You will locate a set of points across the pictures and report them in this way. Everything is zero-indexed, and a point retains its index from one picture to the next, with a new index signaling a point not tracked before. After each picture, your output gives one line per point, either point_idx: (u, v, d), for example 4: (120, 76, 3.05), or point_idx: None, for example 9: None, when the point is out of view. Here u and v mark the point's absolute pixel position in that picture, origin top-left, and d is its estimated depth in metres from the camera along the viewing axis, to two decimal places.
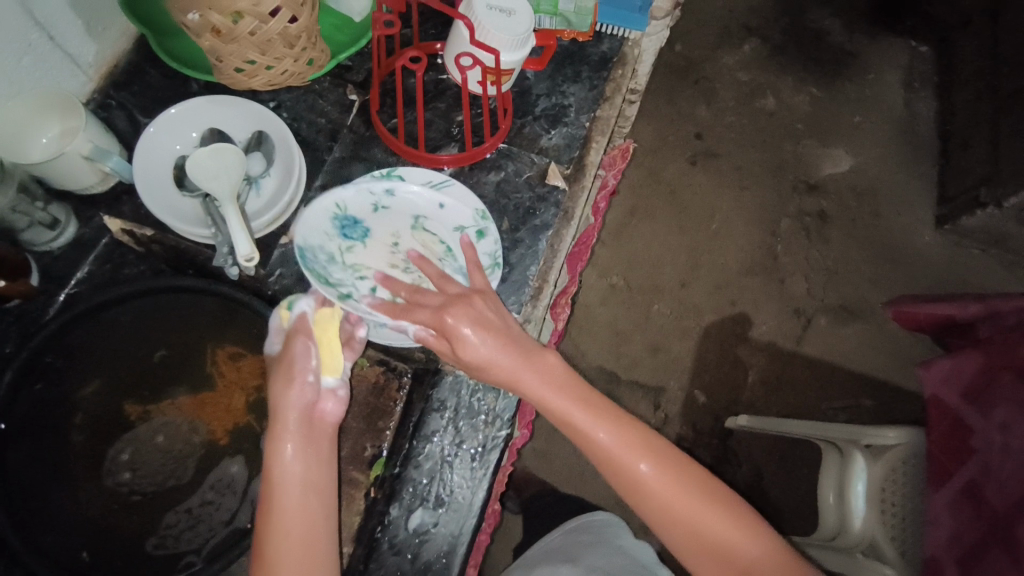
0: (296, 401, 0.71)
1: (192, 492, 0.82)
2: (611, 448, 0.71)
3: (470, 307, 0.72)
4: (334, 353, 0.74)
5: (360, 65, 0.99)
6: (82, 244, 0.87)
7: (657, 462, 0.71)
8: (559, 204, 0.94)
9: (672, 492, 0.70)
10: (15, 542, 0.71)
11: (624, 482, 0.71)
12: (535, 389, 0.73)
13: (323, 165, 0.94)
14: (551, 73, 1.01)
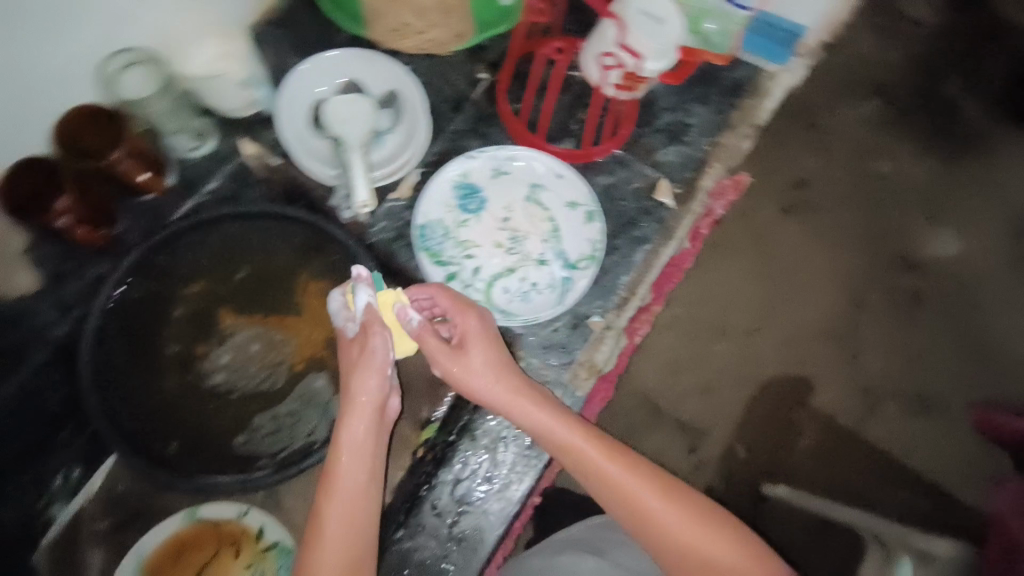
0: (376, 399, 0.68)
1: (279, 400, 0.87)
2: (612, 482, 0.65)
3: (481, 329, 0.73)
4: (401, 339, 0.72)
5: (497, 46, 0.97)
6: (218, 158, 0.92)
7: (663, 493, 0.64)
8: (662, 221, 0.93)
9: (684, 527, 0.62)
10: (92, 405, 0.82)
11: (630, 519, 0.63)
12: (534, 418, 0.70)
13: (442, 136, 0.96)
14: (682, 89, 0.98)
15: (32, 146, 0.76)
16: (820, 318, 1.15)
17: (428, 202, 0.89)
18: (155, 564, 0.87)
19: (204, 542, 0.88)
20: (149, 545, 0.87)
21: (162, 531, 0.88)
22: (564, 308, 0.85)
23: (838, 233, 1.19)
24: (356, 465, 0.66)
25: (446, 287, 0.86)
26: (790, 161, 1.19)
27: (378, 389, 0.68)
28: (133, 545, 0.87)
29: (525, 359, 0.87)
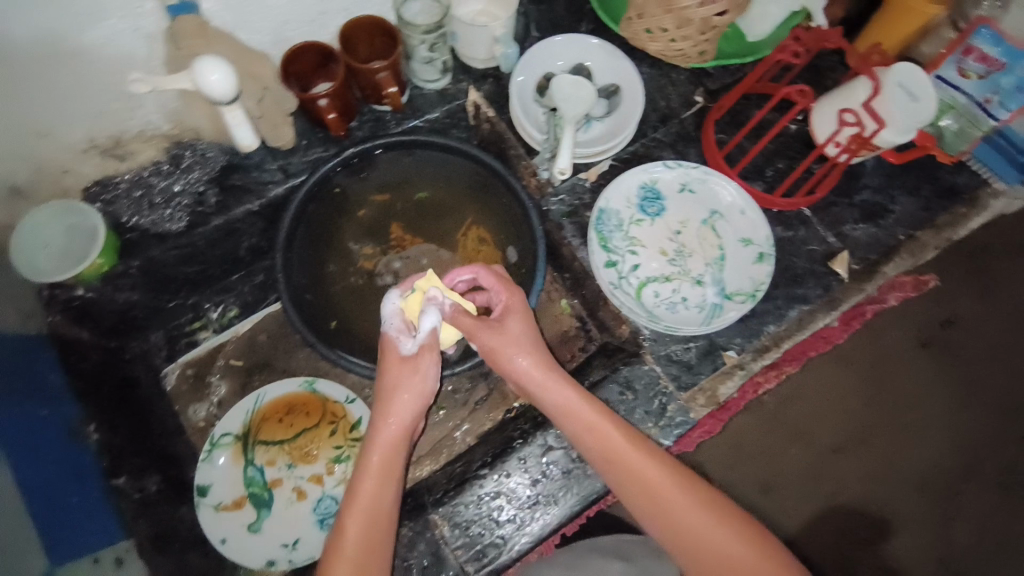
0: (413, 414, 0.71)
1: None
2: (625, 460, 0.69)
3: (524, 308, 0.77)
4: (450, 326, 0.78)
5: (720, 76, 1.01)
6: (445, 96, 1.02)
7: (675, 477, 0.68)
8: (831, 289, 0.91)
9: (689, 512, 0.65)
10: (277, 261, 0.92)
11: (637, 495, 0.67)
12: (554, 392, 0.73)
13: (641, 139, 0.99)
14: (890, 175, 0.99)
15: (322, 36, 0.93)
16: (920, 465, 1.16)
17: (614, 190, 0.94)
18: (266, 414, 0.94)
19: (313, 411, 0.94)
20: (267, 394, 0.94)
21: (281, 387, 0.95)
22: (707, 330, 0.86)
23: (977, 385, 1.20)
24: (381, 462, 0.68)
25: (603, 271, 0.90)
26: (947, 300, 1.22)
27: (415, 402, 0.72)
28: (255, 389, 0.94)
29: (650, 365, 0.88)
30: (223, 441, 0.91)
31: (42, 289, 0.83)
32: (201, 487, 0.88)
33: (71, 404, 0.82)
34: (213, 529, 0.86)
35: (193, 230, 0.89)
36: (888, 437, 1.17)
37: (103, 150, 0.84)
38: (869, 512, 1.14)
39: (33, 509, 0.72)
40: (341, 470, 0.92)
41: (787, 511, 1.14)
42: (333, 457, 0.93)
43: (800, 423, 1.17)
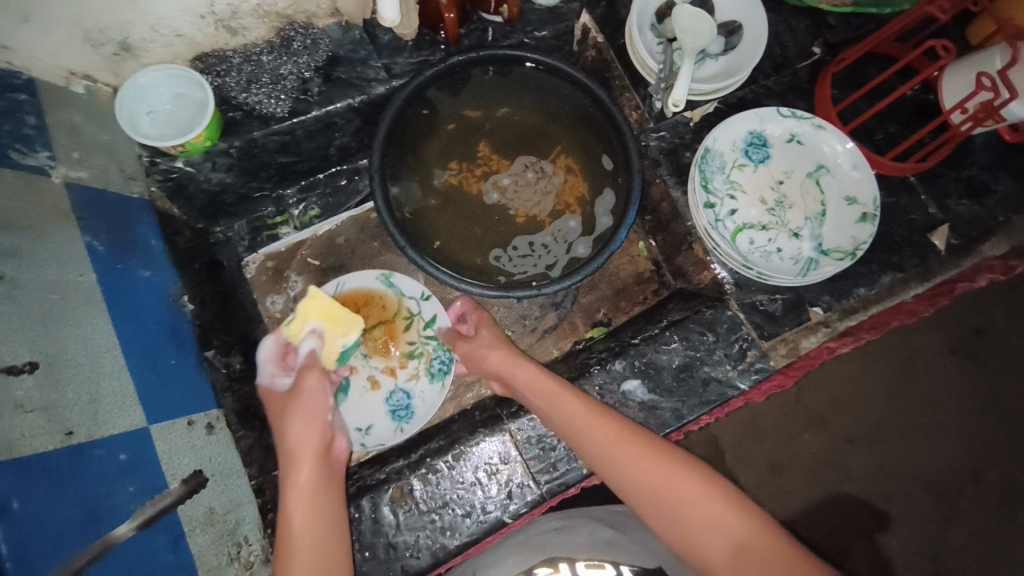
0: (316, 433, 0.74)
1: (541, 229, 1.01)
2: (586, 429, 0.74)
3: (490, 320, 0.90)
4: (336, 316, 0.81)
5: (842, 29, 0.97)
6: (555, 14, 0.97)
7: (638, 442, 0.71)
8: (927, 261, 0.91)
9: (650, 463, 0.68)
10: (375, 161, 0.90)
11: (605, 464, 0.71)
12: (525, 374, 0.80)
13: (750, 85, 0.96)
14: (1000, 154, 0.97)
15: None
16: (929, 466, 1.18)
17: (722, 130, 0.91)
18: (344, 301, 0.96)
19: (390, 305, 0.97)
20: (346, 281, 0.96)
21: (361, 277, 0.97)
22: (803, 281, 0.85)
23: (995, 397, 1.21)
24: (297, 493, 0.69)
25: (702, 211, 0.88)
26: (981, 309, 1.22)
27: (308, 423, 0.74)
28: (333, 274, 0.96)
29: (736, 311, 0.88)
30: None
31: (143, 155, 0.81)
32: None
33: (169, 271, 0.81)
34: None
35: (295, 118, 0.87)
36: (902, 433, 1.18)
37: (219, 20, 0.80)
38: (874, 503, 1.17)
39: (132, 364, 0.69)
40: (414, 365, 0.95)
41: (792, 490, 1.17)
42: (407, 351, 0.95)
43: (817, 409, 1.18)
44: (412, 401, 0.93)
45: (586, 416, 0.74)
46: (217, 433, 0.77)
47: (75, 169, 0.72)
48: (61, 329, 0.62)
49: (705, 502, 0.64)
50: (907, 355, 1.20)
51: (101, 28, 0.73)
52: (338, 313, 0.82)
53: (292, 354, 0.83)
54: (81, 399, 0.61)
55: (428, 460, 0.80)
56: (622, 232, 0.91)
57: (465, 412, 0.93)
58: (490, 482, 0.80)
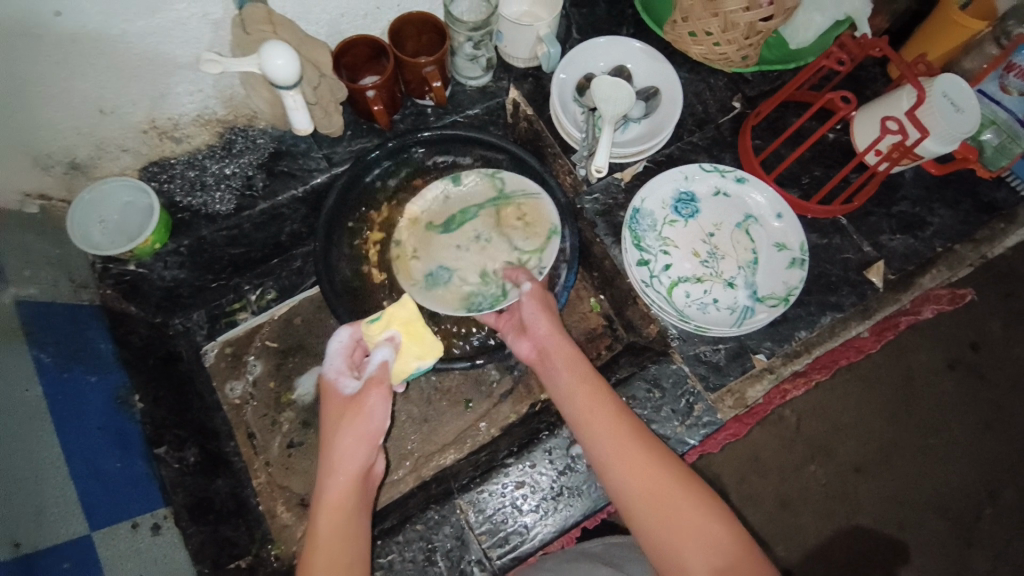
0: (361, 460, 0.66)
1: None
2: (614, 428, 0.67)
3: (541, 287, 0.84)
4: (421, 335, 0.76)
5: (759, 83, 1.01)
6: (486, 93, 1.03)
7: (670, 468, 0.65)
8: (865, 298, 0.92)
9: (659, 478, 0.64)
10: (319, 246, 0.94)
11: (629, 469, 0.65)
12: (564, 358, 0.74)
13: (677, 142, 1.00)
14: (932, 186, 0.98)
15: (373, 30, 0.94)
16: (936, 492, 1.14)
17: (650, 190, 0.95)
18: (527, 204, 0.98)
19: (533, 241, 0.96)
20: (528, 201, 0.98)
21: (546, 211, 0.96)
22: (739, 331, 0.86)
23: (1001, 412, 1.17)
24: (333, 516, 0.63)
25: (636, 268, 0.90)
26: (972, 323, 1.20)
27: (362, 449, 0.67)
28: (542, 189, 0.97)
29: (680, 363, 0.89)
30: (497, 182, 1.00)
31: (95, 262, 0.86)
32: (457, 177, 1.00)
33: (118, 373, 0.83)
34: (429, 195, 1.00)
35: (241, 213, 0.92)
36: (911, 457, 1.15)
37: (162, 132, 0.86)
38: (890, 534, 1.12)
39: (74, 472, 0.71)
40: (469, 280, 0.95)
41: (805, 529, 1.13)
42: (483, 270, 0.96)
43: (819, 440, 1.16)
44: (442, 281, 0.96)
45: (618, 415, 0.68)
46: (164, 534, 0.77)
47: (25, 286, 0.77)
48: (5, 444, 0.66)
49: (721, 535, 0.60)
50: (902, 377, 1.18)
51: (51, 153, 0.80)
52: (419, 329, 0.77)
53: (360, 353, 0.76)
54: (27, 510, 0.65)
55: (376, 548, 0.78)
56: (563, 294, 0.93)
57: (422, 487, 0.92)
58: (441, 561, 0.79)
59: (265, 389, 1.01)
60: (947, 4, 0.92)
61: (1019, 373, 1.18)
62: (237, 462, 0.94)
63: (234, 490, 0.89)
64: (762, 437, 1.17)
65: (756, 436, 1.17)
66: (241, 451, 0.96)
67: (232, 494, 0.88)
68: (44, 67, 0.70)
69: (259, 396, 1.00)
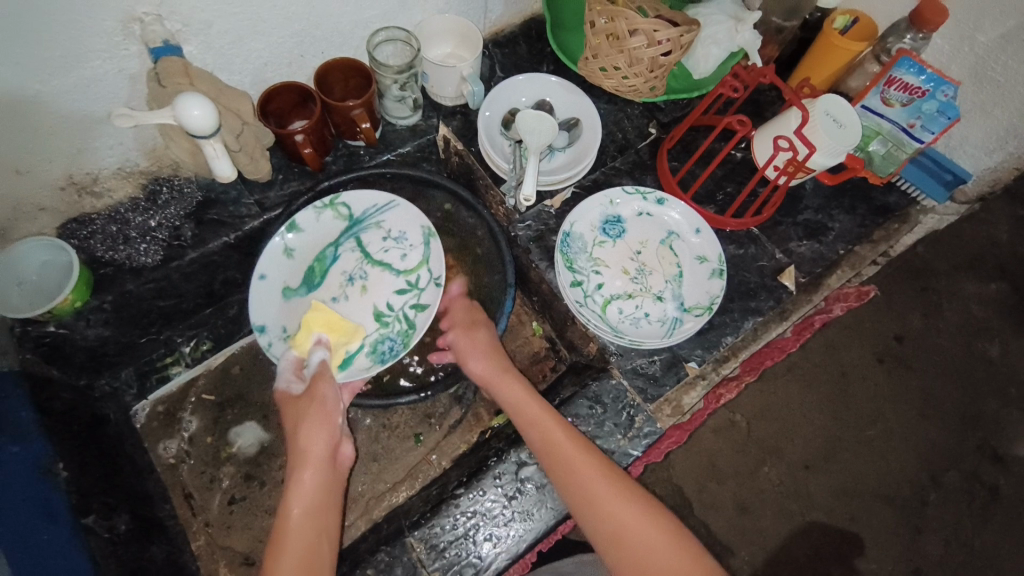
0: (326, 442, 0.78)
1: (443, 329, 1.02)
2: (566, 454, 0.76)
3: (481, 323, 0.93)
4: (341, 325, 0.87)
5: (671, 110, 1.09)
6: (416, 131, 1.06)
7: (617, 484, 0.73)
8: (781, 302, 0.99)
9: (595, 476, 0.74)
10: None
11: (579, 489, 0.73)
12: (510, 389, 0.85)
13: (600, 168, 1.05)
14: (830, 195, 1.08)
15: (298, 77, 0.95)
16: (873, 479, 1.20)
17: (578, 215, 0.99)
18: (387, 219, 0.97)
19: (412, 259, 0.96)
20: (386, 215, 0.97)
21: (408, 219, 0.97)
22: (670, 342, 0.91)
23: (926, 398, 1.25)
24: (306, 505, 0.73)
25: (570, 290, 0.94)
26: (897, 317, 1.28)
27: (329, 431, 0.78)
28: (393, 196, 0.97)
29: (619, 378, 0.92)
30: (342, 209, 0.96)
31: (13, 326, 0.82)
32: (294, 223, 0.94)
33: (42, 443, 0.79)
34: (273, 258, 0.92)
35: (168, 264, 0.91)
36: (854, 450, 1.22)
37: (81, 188, 0.85)
38: (841, 526, 1.18)
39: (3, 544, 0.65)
40: (369, 331, 0.91)
41: (764, 530, 1.18)
42: (377, 311, 0.93)
43: (769, 441, 1.22)
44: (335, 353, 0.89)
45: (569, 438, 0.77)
46: None
47: None
48: None
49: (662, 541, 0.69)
50: (838, 374, 1.26)
51: None
52: (339, 322, 0.86)
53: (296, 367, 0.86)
54: None
55: None
56: (502, 320, 0.96)
57: (374, 528, 0.90)
58: None
59: (203, 444, 0.99)
60: (828, 30, 1.02)
61: (940, 359, 1.26)
62: (175, 524, 0.90)
63: (171, 555, 0.85)
64: (717, 444, 1.22)
65: (711, 444, 1.22)
66: (176, 513, 0.93)
67: (168, 559, 0.84)
68: None
69: (195, 453, 0.98)
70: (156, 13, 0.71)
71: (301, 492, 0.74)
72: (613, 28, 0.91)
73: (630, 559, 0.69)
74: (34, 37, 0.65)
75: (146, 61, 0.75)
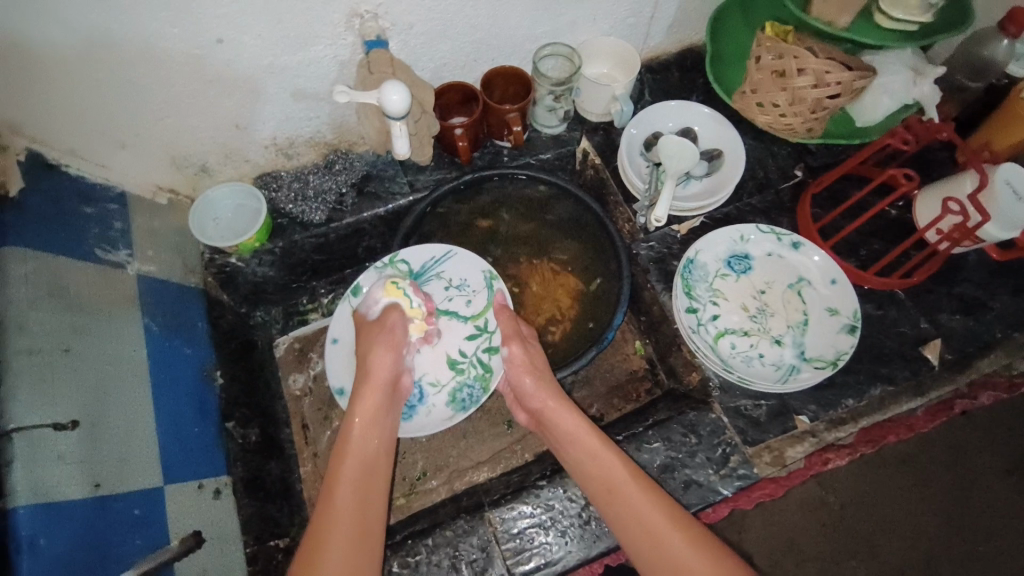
0: (391, 368, 0.85)
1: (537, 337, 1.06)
2: (624, 494, 0.76)
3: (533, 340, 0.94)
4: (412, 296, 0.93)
5: (822, 155, 1.06)
6: (559, 140, 1.12)
7: (673, 517, 0.74)
8: (917, 374, 0.91)
9: (655, 514, 0.74)
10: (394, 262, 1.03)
11: (631, 530, 0.74)
12: (565, 424, 0.84)
13: (735, 203, 1.04)
14: (995, 272, 0.98)
15: (467, 79, 1.05)
16: None
17: (706, 244, 0.99)
18: (445, 270, 1.01)
19: (476, 304, 0.99)
20: (445, 265, 1.01)
21: (468, 265, 1.01)
22: (783, 388, 0.88)
23: None
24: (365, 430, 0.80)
25: (685, 314, 0.94)
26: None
27: (393, 355, 0.85)
28: (449, 247, 1.01)
29: (721, 414, 0.90)
30: (401, 266, 1.00)
31: (204, 252, 0.99)
32: (356, 287, 0.99)
33: (207, 350, 0.94)
34: (339, 323, 0.97)
35: (330, 223, 1.03)
36: (971, 560, 1.08)
37: (278, 148, 1.00)
38: None
39: (159, 432, 0.79)
40: (447, 379, 0.96)
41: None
42: (451, 359, 0.97)
43: (863, 532, 1.11)
44: (417, 406, 0.94)
45: (628, 480, 0.77)
46: (222, 499, 0.84)
47: (146, 264, 0.90)
48: (106, 398, 0.73)
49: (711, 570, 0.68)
50: (959, 475, 1.13)
51: (186, 155, 0.95)
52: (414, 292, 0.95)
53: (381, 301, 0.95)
54: (112, 458, 0.71)
55: (409, 544, 0.83)
56: (610, 333, 0.98)
57: (453, 498, 0.96)
58: (465, 569, 0.81)
59: (323, 386, 1.10)
60: (1017, 100, 0.93)
61: None
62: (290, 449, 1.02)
63: (284, 474, 0.95)
64: (800, 517, 1.12)
65: (793, 516, 1.13)
66: (293, 439, 1.05)
67: (282, 476, 0.95)
68: (200, 82, 0.84)
69: (316, 391, 1.09)
70: (374, 11, 0.83)
71: (363, 412, 0.81)
72: (781, 65, 0.90)
73: None
74: (279, 20, 0.79)
75: (355, 51, 0.87)
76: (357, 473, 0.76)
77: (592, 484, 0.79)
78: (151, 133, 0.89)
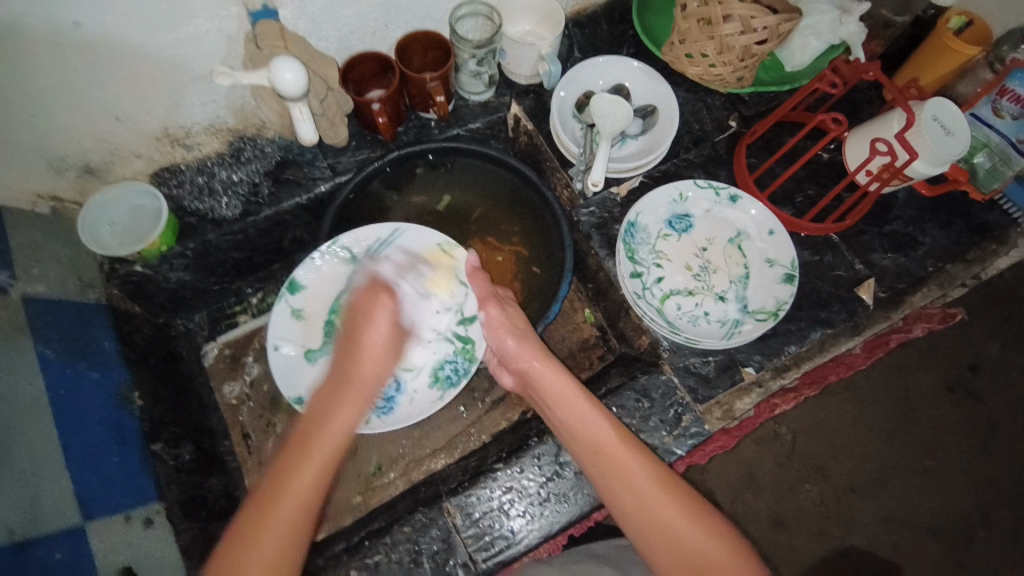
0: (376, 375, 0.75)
1: None
2: (611, 454, 0.72)
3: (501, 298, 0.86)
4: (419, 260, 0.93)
5: (754, 103, 1.04)
6: (487, 106, 1.06)
7: (656, 472, 0.70)
8: (855, 315, 0.93)
9: (639, 472, 0.70)
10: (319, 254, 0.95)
11: (616, 490, 0.70)
12: (554, 386, 0.78)
13: (673, 158, 1.01)
14: (924, 207, 1.00)
15: (381, 46, 0.97)
16: (931, 513, 1.13)
17: (645, 206, 0.96)
18: (393, 250, 0.93)
19: (438, 279, 0.93)
20: (397, 241, 0.93)
21: (418, 240, 0.94)
22: (728, 343, 0.87)
23: (995, 435, 1.17)
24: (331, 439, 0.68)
25: (629, 280, 0.91)
26: (970, 345, 1.21)
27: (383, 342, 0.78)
28: (395, 224, 0.93)
29: (671, 374, 0.89)
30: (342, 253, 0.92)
31: (104, 262, 0.90)
32: (294, 282, 0.91)
33: (120, 370, 0.86)
34: (282, 323, 0.90)
35: (246, 218, 0.95)
36: (913, 480, 1.14)
37: (173, 139, 0.90)
38: (887, 557, 1.10)
39: (71, 467, 0.72)
40: (425, 360, 0.91)
41: (799, 552, 1.11)
42: (421, 338, 0.91)
43: (814, 459, 1.15)
44: (397, 395, 0.89)
45: (613, 441, 0.72)
46: (156, 528, 0.78)
47: (33, 284, 0.80)
48: (4, 438, 0.67)
49: (683, 517, 0.67)
50: (900, 399, 1.18)
51: (63, 155, 0.84)
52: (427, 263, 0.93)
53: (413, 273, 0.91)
54: (19, 502, 0.65)
55: (365, 547, 0.79)
56: (556, 305, 0.94)
57: (412, 490, 0.93)
58: (427, 563, 0.79)
59: (262, 391, 1.05)
60: (942, 29, 0.94)
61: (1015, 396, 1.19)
62: (232, 460, 0.97)
63: (226, 489, 0.91)
64: (758, 453, 1.16)
65: (752, 453, 1.16)
66: (235, 451, 1.00)
67: (225, 492, 0.90)
68: (60, 73, 0.73)
69: (255, 397, 1.05)
70: None
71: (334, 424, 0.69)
72: (706, 12, 0.88)
73: (666, 547, 0.66)
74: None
75: (244, 22, 0.78)
76: (310, 487, 0.64)
77: (578, 450, 0.74)
78: (19, 134, 0.77)
